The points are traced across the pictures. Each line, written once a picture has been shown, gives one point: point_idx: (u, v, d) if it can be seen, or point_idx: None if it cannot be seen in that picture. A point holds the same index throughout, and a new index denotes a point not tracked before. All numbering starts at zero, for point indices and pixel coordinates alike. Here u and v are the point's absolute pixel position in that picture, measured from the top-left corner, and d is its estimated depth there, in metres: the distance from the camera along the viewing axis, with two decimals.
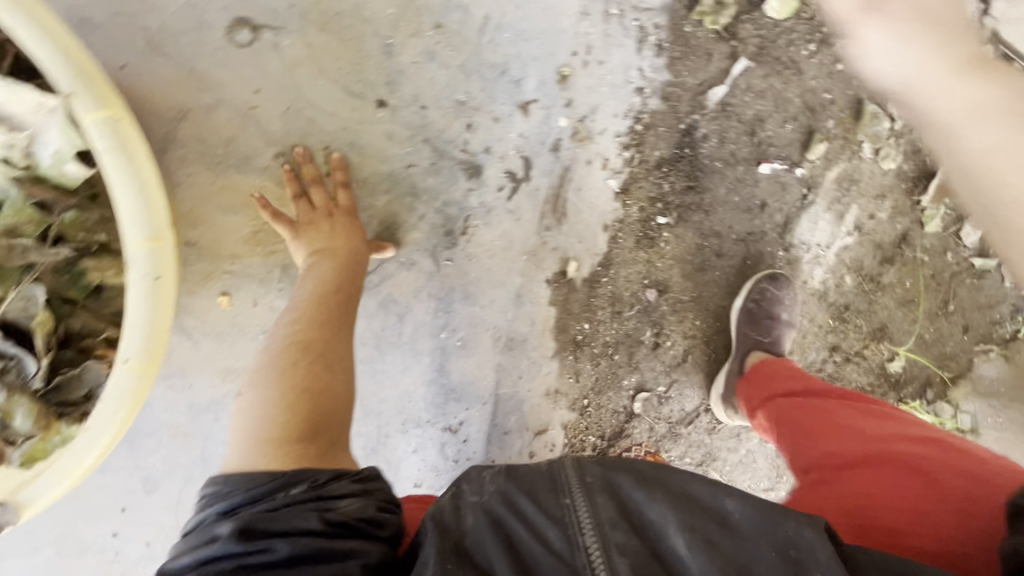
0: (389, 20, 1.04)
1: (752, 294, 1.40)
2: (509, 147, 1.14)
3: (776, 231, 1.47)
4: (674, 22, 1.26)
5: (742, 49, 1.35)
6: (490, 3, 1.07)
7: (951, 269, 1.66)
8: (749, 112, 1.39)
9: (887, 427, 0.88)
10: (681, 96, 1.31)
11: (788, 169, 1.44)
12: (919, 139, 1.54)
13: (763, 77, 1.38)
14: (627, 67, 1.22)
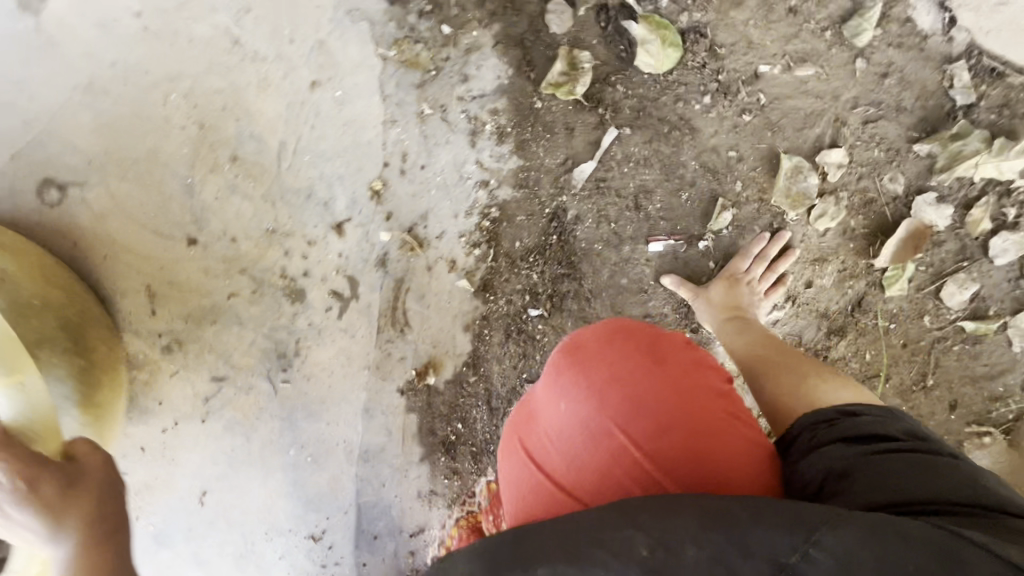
0: (185, 160, 1.03)
1: None
2: (330, 268, 1.10)
3: (678, 312, 1.29)
4: (518, 102, 1.12)
5: (611, 117, 1.17)
6: (283, 128, 1.02)
7: (930, 334, 1.36)
8: (631, 185, 1.22)
9: (633, 396, 0.85)
10: (539, 180, 1.18)
11: (687, 242, 1.26)
12: (868, 189, 1.26)
13: (645, 142, 1.19)
14: (460, 164, 1.11)
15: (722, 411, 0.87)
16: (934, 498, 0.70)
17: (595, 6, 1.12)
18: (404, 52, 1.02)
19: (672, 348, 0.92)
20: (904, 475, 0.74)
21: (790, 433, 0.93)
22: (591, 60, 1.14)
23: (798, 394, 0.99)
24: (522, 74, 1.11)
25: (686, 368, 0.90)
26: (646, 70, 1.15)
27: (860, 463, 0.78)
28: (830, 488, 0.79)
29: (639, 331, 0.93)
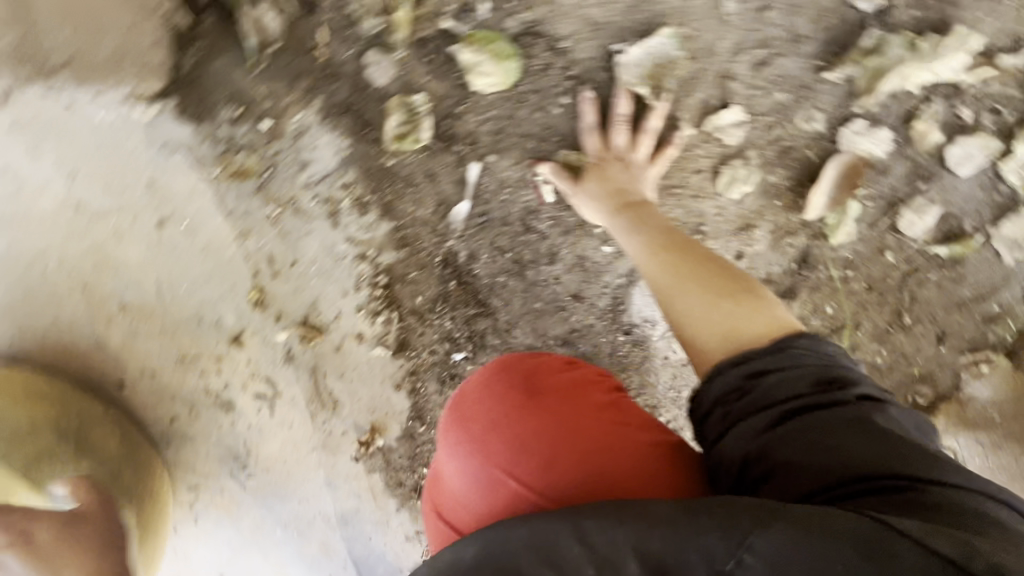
0: (83, 319, 1.09)
1: None
2: (245, 375, 1.15)
3: (604, 318, 1.24)
4: (367, 168, 1.08)
5: (470, 150, 1.10)
6: (151, 267, 1.05)
7: (897, 269, 1.22)
8: (515, 209, 1.15)
9: (517, 428, 0.81)
10: (418, 234, 1.15)
11: (592, 249, 1.18)
12: (781, 138, 1.11)
13: (514, 164, 1.11)
14: (330, 247, 1.10)
15: (616, 423, 0.82)
16: (862, 467, 0.66)
17: (414, 41, 1.02)
18: (232, 163, 1.00)
19: (549, 374, 0.86)
20: (829, 445, 0.69)
21: (700, 403, 0.84)
22: (428, 100, 1.06)
23: (713, 323, 0.88)
24: (362, 139, 1.06)
25: (567, 392, 0.84)
26: (490, 91, 1.05)
27: (784, 438, 0.72)
28: (755, 472, 0.73)
29: (514, 366, 0.88)
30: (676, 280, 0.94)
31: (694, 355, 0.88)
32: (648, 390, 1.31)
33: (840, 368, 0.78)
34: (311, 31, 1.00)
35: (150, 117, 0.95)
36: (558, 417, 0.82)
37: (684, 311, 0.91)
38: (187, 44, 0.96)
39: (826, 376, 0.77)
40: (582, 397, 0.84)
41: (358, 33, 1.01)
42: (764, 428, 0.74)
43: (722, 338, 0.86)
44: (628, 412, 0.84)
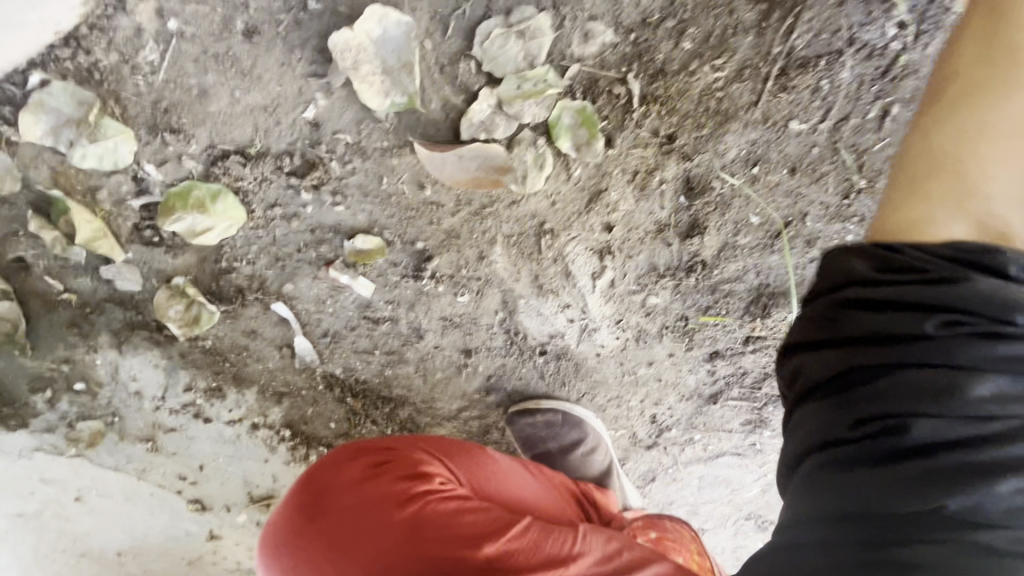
0: (103, 570, 1.25)
1: (518, 440, 1.18)
2: (243, 550, 1.25)
3: (510, 352, 1.09)
4: (193, 361, 1.02)
5: (264, 292, 0.98)
6: (105, 524, 1.14)
7: (822, 129, 0.87)
8: (349, 312, 1.02)
9: (326, 530, 0.75)
10: (285, 379, 1.08)
11: (450, 304, 1.02)
12: (568, 78, 0.81)
13: (313, 279, 0.97)
14: (220, 436, 1.10)
15: (434, 514, 0.75)
16: (977, 504, 0.50)
17: (127, 236, 0.89)
18: (81, 433, 1.01)
19: (340, 491, 0.79)
20: (982, 471, 0.50)
21: (839, 315, 0.57)
22: (190, 274, 0.94)
23: (992, 192, 0.58)
24: (166, 343, 1.00)
25: (353, 509, 0.76)
26: (233, 232, 0.90)
27: (953, 440, 0.51)
28: (866, 444, 0.53)
29: (310, 488, 0.81)
30: (966, 131, 0.61)
31: (902, 214, 0.60)
32: (602, 387, 1.16)
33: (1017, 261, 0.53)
34: (42, 284, 0.92)
35: None
36: (348, 541, 0.73)
37: (1004, 139, 0.59)
38: None
39: (997, 286, 0.51)
40: (377, 510, 0.76)
41: (77, 263, 0.91)
42: (933, 394, 0.51)
43: (986, 211, 0.58)
44: (434, 518, 0.74)
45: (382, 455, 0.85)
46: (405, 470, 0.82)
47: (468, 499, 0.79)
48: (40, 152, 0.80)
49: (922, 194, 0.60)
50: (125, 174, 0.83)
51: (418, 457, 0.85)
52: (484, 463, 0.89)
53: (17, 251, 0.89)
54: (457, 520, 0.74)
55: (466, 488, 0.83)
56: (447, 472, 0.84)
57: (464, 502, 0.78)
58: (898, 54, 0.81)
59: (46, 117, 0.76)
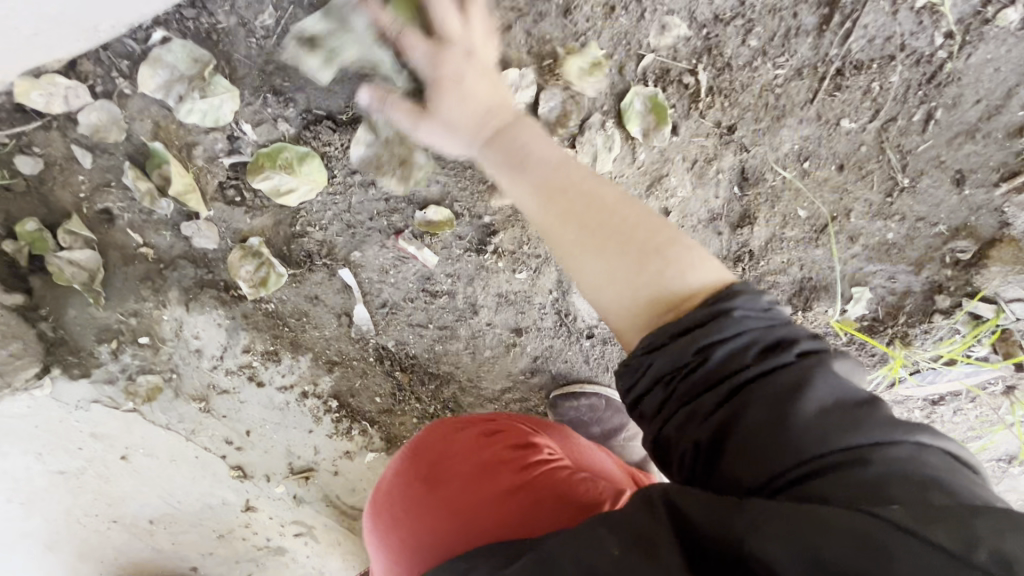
0: (131, 540, 1.23)
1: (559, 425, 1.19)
2: (275, 526, 1.24)
3: (558, 333, 1.13)
4: (255, 323, 1.05)
5: (332, 257, 1.02)
6: (144, 487, 1.14)
7: (869, 128, 0.94)
8: (410, 284, 1.06)
9: (444, 481, 0.81)
10: (338, 349, 1.11)
11: (507, 281, 1.06)
12: (641, 68, 0.88)
13: (381, 248, 1.02)
14: (269, 402, 1.11)
15: (546, 475, 0.79)
16: (814, 447, 0.50)
17: (212, 194, 0.94)
18: (139, 388, 1.03)
19: (459, 453, 0.86)
20: (776, 419, 0.52)
21: (638, 367, 0.62)
22: (265, 236, 0.98)
23: (615, 278, 0.63)
24: (232, 303, 1.03)
25: (467, 469, 0.82)
26: (312, 196, 0.95)
27: (727, 414, 0.55)
28: (695, 468, 0.57)
29: (423, 453, 0.88)
30: (574, 223, 0.66)
31: (610, 314, 0.65)
32: None
33: (675, 325, 0.59)
34: (123, 237, 0.96)
35: (49, 391, 1.00)
36: (462, 492, 0.79)
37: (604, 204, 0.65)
38: (35, 313, 0.96)
39: (676, 329, 0.59)
40: (489, 471, 0.81)
41: (161, 217, 0.95)
42: (696, 417, 0.57)
43: (635, 297, 0.62)
44: (540, 479, 0.78)
45: (493, 426, 0.92)
46: (515, 440, 0.87)
47: (576, 472, 0.81)
48: (147, 107, 0.86)
49: (596, 297, 0.66)
50: (222, 132, 0.88)
51: (527, 432, 0.90)
52: (583, 448, 0.93)
53: (105, 202, 0.93)
54: (567, 484, 0.77)
55: (573, 463, 0.86)
56: (554, 448, 0.88)
57: (570, 472, 0.81)
58: (944, 62, 0.89)
59: (163, 72, 0.83)
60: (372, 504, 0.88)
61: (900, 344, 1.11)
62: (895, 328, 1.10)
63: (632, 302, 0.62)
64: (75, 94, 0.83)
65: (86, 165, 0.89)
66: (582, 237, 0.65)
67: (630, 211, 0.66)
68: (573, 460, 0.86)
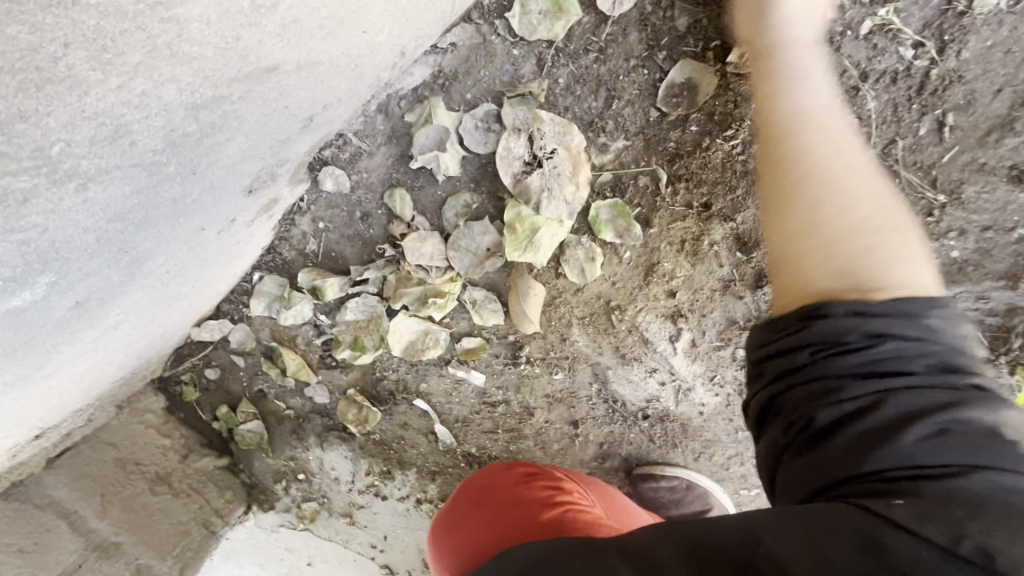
0: None
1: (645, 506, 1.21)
2: None
3: (613, 419, 1.18)
4: (369, 450, 1.33)
5: (407, 391, 1.25)
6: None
7: (868, 156, 0.85)
8: (471, 400, 1.23)
9: (489, 514, 0.91)
10: (433, 461, 1.32)
11: (549, 382, 1.16)
12: (596, 183, 0.95)
13: (440, 377, 1.22)
14: (394, 511, 1.37)
15: (574, 513, 0.86)
16: (925, 459, 0.50)
17: (316, 365, 1.26)
18: (306, 511, 1.38)
19: (501, 488, 0.96)
20: (891, 424, 0.52)
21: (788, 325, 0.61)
22: (358, 385, 1.27)
23: (833, 259, 0.61)
24: (351, 438, 1.33)
25: (504, 507, 0.91)
26: (376, 353, 1.20)
27: (857, 421, 0.54)
28: (801, 441, 0.56)
29: (469, 490, 1.00)
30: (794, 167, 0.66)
31: (786, 272, 0.64)
32: (717, 445, 1.16)
33: (861, 305, 0.57)
34: (274, 405, 1.33)
35: (253, 522, 1.38)
36: (496, 519, 0.89)
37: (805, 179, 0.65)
38: (236, 467, 1.39)
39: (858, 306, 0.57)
40: (526, 504, 0.90)
41: (291, 388, 1.30)
42: (826, 397, 0.55)
43: (838, 277, 0.60)
44: (567, 515, 0.85)
45: (533, 470, 1.00)
46: (551, 483, 0.95)
47: (604, 519, 0.88)
48: (264, 320, 1.22)
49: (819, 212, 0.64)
50: (309, 324, 1.20)
51: (558, 476, 0.98)
52: (618, 503, 0.98)
53: (257, 385, 1.31)
54: (588, 524, 0.84)
55: (603, 512, 0.91)
56: (587, 495, 0.94)
57: (595, 519, 0.87)
58: (928, 69, 0.79)
59: (264, 298, 1.18)
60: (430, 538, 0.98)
61: None
62: (1012, 354, 0.90)
63: (831, 277, 0.60)
64: (224, 325, 1.24)
65: (241, 365, 1.29)
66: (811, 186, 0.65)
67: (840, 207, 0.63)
68: (601, 507, 0.92)
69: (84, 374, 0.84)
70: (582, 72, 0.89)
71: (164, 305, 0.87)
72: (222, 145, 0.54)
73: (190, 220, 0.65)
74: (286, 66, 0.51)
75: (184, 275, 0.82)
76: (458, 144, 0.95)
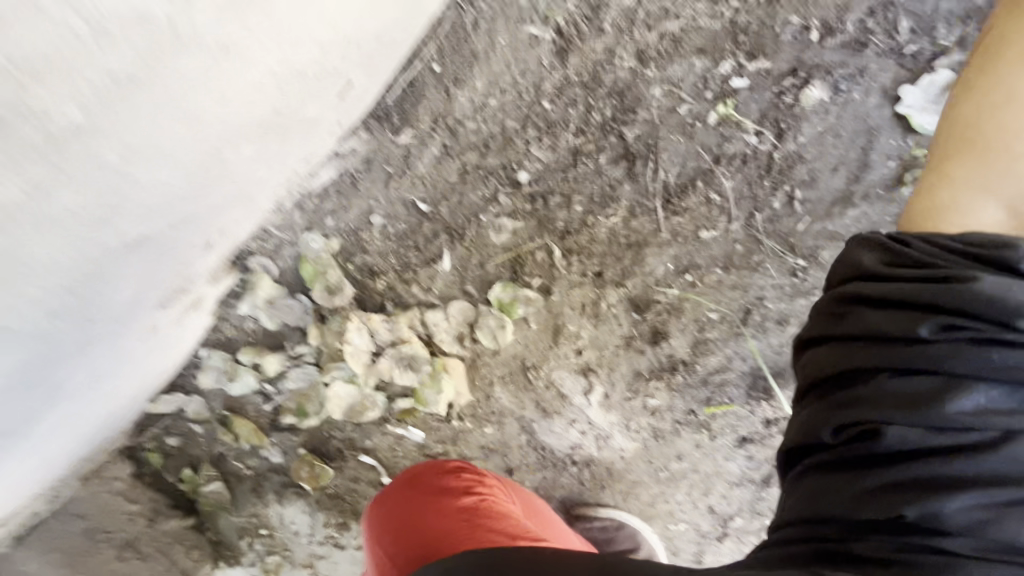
0: None
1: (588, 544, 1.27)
2: None
3: (544, 465, 1.25)
4: (324, 504, 1.41)
5: (354, 448, 1.33)
6: None
7: (733, 227, 0.93)
8: (414, 454, 1.31)
9: (417, 508, 0.99)
10: None
11: (481, 435, 1.24)
12: (499, 257, 1.04)
13: (382, 434, 1.30)
14: (355, 558, 1.45)
15: (492, 511, 0.97)
16: (926, 501, 0.50)
17: (268, 429, 1.34)
18: (270, 564, 1.46)
19: (430, 478, 1.05)
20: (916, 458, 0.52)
21: (842, 302, 0.59)
22: (308, 445, 1.35)
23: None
24: (307, 493, 1.41)
25: (433, 502, 0.99)
26: (321, 416, 1.28)
27: (870, 436, 0.54)
28: (847, 442, 0.55)
29: (400, 478, 1.07)
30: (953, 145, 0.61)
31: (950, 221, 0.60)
32: (643, 486, 1.23)
33: (943, 300, 0.53)
34: (233, 466, 1.41)
35: (223, 573, 1.48)
36: (423, 513, 0.97)
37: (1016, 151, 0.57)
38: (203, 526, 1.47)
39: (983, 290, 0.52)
40: (440, 503, 0.99)
41: (247, 449, 1.39)
42: (855, 398, 0.55)
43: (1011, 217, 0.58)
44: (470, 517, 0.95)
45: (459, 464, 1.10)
46: (474, 477, 1.05)
47: (515, 513, 0.99)
48: (215, 391, 1.31)
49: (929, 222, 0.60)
50: (256, 393, 1.28)
51: (481, 472, 1.08)
52: (535, 505, 1.09)
53: (217, 449, 1.40)
54: (504, 518, 0.96)
55: (518, 506, 1.03)
56: (505, 491, 1.06)
57: (509, 512, 0.99)
58: (771, 152, 0.87)
59: (212, 372, 1.26)
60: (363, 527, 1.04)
61: None
62: None
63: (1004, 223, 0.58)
64: (179, 397, 1.32)
65: (199, 431, 1.38)
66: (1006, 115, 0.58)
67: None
68: (515, 501, 1.04)
69: (35, 468, 0.95)
70: (471, 165, 0.97)
71: (103, 403, 0.97)
72: (115, 292, 0.65)
73: (106, 344, 0.75)
74: (159, 231, 0.62)
75: (107, 384, 0.90)
76: (370, 229, 1.05)
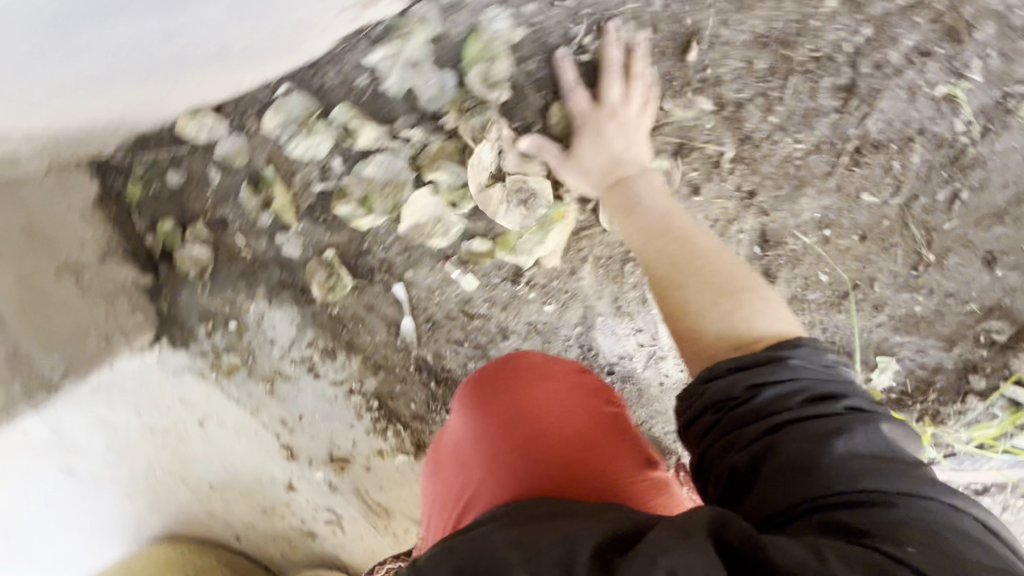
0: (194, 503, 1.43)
1: None
2: (313, 511, 1.39)
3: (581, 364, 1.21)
4: (321, 322, 1.24)
5: (391, 274, 1.19)
6: (213, 458, 1.34)
7: (891, 201, 0.99)
8: (453, 305, 1.21)
9: (538, 406, 0.99)
10: (385, 354, 1.27)
11: (538, 310, 1.18)
12: (672, 134, 1.00)
13: (432, 270, 1.18)
14: (322, 394, 1.28)
15: (609, 431, 0.99)
16: (844, 483, 0.65)
17: (302, 213, 1.15)
18: (222, 364, 1.25)
19: (564, 372, 1.05)
20: (812, 454, 0.67)
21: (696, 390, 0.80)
22: (338, 251, 1.18)
23: (713, 326, 0.83)
24: (307, 303, 1.23)
25: (557, 406, 1.00)
26: (377, 221, 1.13)
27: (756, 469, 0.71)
28: (744, 465, 0.71)
29: (523, 361, 1.05)
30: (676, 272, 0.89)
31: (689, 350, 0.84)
32: (660, 417, 1.25)
33: (731, 364, 0.77)
34: (231, 241, 1.18)
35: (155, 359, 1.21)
36: (544, 410, 0.99)
37: (694, 293, 0.86)
38: (155, 293, 1.21)
39: (735, 371, 0.76)
40: (568, 399, 1.01)
41: (262, 227, 1.17)
42: (755, 418, 0.73)
43: (719, 338, 0.81)
44: (584, 438, 0.96)
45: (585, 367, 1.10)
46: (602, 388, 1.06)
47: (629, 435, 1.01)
48: (265, 141, 1.08)
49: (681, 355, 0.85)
50: (319, 165, 1.09)
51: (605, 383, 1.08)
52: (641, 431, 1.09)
53: (221, 212, 1.16)
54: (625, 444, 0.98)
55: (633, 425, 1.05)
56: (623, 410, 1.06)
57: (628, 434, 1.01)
58: (965, 147, 0.94)
59: (280, 116, 1.05)
60: (465, 392, 1.04)
61: (931, 422, 1.10)
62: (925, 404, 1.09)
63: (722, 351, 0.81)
64: (216, 129, 1.08)
65: (212, 182, 1.14)
66: (684, 279, 0.87)
67: (704, 294, 0.86)
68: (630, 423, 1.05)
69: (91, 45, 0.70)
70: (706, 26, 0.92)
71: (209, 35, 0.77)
72: None
73: None
74: None
75: None
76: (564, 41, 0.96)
